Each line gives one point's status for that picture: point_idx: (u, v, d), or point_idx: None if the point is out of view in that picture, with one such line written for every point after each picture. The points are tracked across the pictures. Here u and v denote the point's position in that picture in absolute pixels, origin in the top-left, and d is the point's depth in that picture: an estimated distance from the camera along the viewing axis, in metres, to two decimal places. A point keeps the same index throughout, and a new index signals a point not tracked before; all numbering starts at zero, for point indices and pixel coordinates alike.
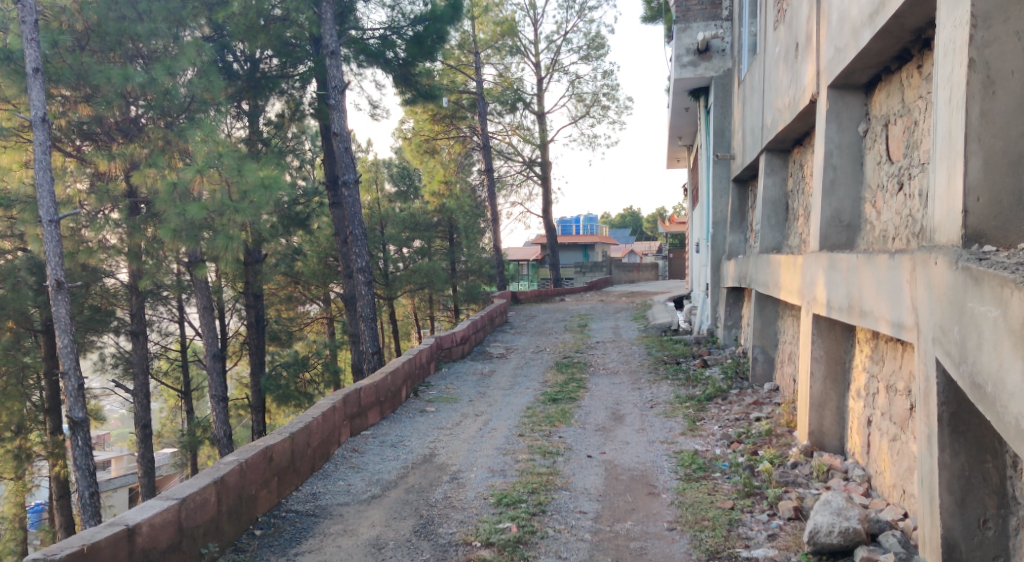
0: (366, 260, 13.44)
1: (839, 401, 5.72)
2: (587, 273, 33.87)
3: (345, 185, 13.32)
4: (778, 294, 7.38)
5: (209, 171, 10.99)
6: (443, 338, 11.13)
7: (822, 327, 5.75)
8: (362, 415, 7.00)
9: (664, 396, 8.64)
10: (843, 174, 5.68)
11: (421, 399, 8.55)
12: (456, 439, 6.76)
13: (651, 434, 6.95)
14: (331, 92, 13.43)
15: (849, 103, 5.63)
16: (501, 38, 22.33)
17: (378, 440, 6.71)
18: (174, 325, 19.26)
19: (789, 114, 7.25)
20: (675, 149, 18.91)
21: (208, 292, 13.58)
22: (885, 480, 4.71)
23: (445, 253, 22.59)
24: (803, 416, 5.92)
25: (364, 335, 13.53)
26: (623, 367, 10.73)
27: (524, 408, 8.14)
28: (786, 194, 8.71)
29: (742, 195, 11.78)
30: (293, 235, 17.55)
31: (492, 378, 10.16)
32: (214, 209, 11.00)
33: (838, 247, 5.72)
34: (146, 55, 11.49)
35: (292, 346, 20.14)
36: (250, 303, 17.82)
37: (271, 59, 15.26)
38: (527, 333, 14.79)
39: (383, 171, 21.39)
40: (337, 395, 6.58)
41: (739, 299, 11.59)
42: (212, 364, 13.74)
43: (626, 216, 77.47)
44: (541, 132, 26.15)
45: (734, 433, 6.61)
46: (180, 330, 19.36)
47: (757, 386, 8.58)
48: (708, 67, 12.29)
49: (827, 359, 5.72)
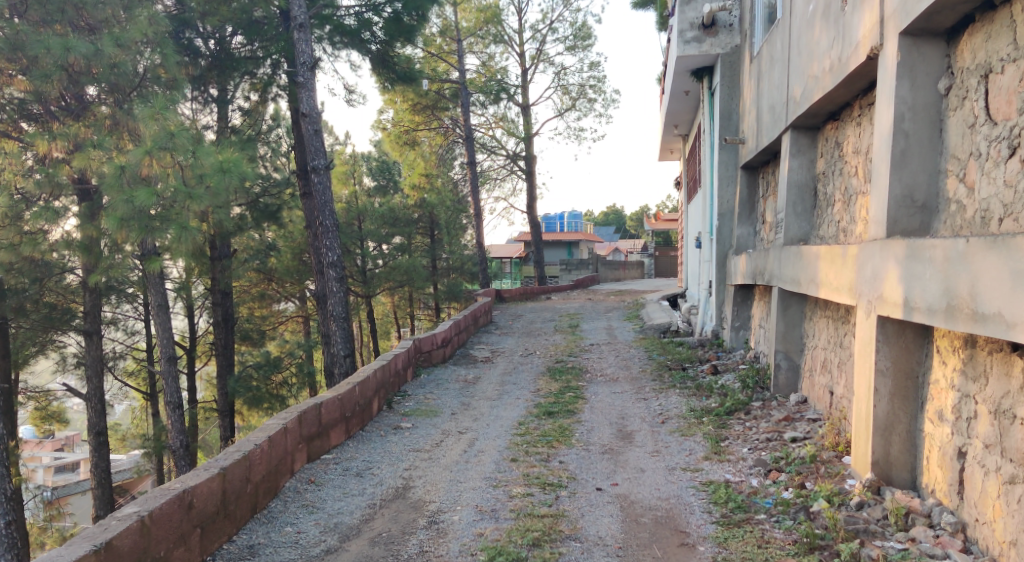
0: (337, 253, 12.21)
1: (908, 425, 4.61)
2: (573, 271, 31.60)
3: (315, 172, 12.08)
4: (816, 290, 6.27)
5: (160, 152, 9.66)
6: (422, 340, 9.94)
7: (888, 332, 4.65)
8: (322, 436, 5.82)
9: (676, 408, 7.52)
10: (918, 142, 4.57)
11: (396, 413, 7.37)
12: (435, 466, 5.59)
13: (669, 459, 5.82)
14: (300, 69, 12.16)
15: (926, 54, 4.52)
16: (485, 25, 21.10)
17: (340, 467, 5.53)
18: (140, 324, 17.93)
19: (830, 78, 6.16)
20: (669, 138, 17.80)
21: (164, 287, 12.31)
22: (995, 533, 3.73)
23: (426, 251, 21.21)
24: (861, 442, 4.82)
25: (336, 336, 12.31)
26: (623, 373, 9.58)
27: (516, 424, 6.99)
28: (814, 177, 7.62)
29: (752, 183, 10.68)
30: (264, 229, 16.31)
31: (478, 387, 8.99)
32: (167, 196, 9.79)
33: (911, 233, 4.63)
34: (93, 25, 10.12)
35: (264, 347, 18.86)
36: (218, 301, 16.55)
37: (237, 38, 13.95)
38: (515, 334, 13.63)
39: (362, 165, 19.78)
40: (290, 414, 5.39)
41: (748, 298, 10.49)
42: (167, 367, 12.45)
43: (609, 215, 76.41)
44: (526, 125, 25.02)
45: (770, 459, 5.52)
46: (142, 329, 17.99)
47: (782, 398, 7.48)
48: (714, 43, 11.11)
49: (896, 372, 4.62)
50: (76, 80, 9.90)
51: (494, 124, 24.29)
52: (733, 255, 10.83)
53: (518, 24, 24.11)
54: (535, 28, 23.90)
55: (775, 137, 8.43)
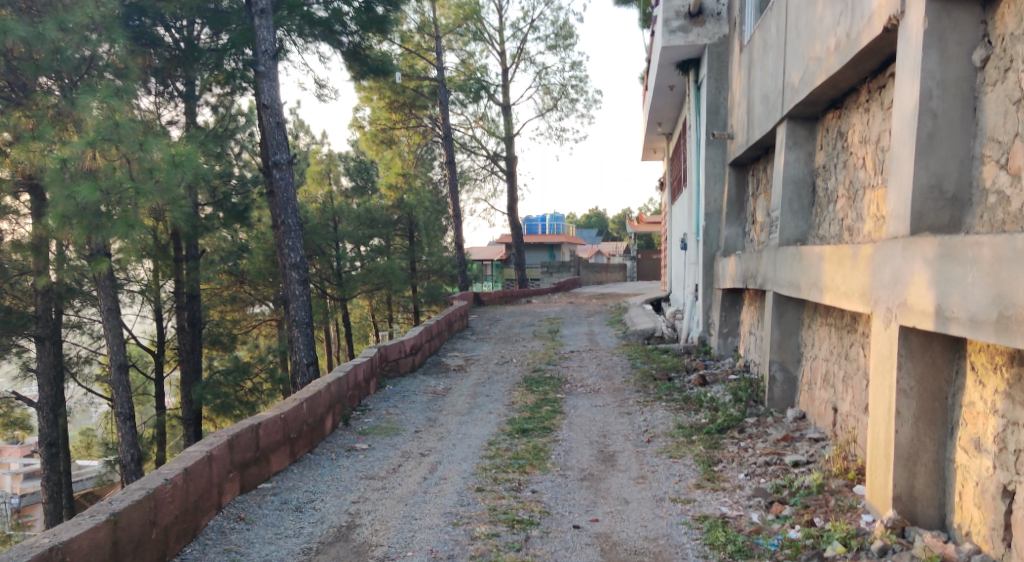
0: (299, 254, 11.47)
1: (935, 454, 3.97)
2: (555, 273, 30.90)
3: (277, 167, 11.34)
4: (819, 295, 5.60)
5: (103, 144, 8.82)
6: (388, 348, 9.20)
7: (912, 346, 4.00)
8: (259, 463, 5.06)
9: (662, 424, 6.84)
10: (948, 124, 3.94)
11: (352, 431, 6.64)
12: (387, 498, 4.87)
13: (656, 487, 5.12)
14: (260, 57, 11.38)
15: (958, 21, 3.89)
16: (464, 22, 20.33)
17: (278, 500, 4.78)
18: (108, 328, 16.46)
19: (836, 58, 5.51)
20: (653, 136, 17.15)
21: (115, 291, 11.42)
22: None
23: (405, 253, 20.11)
24: (878, 472, 4.18)
25: (299, 342, 11.52)
26: (605, 384, 8.88)
27: (485, 443, 6.26)
28: (812, 172, 6.97)
29: (740, 182, 10.04)
30: (233, 229, 15.47)
31: (448, 399, 8.24)
32: (111, 191, 8.88)
33: (940, 230, 3.99)
34: (36, 7, 9.32)
35: (234, 353, 17.87)
36: (183, 304, 15.70)
37: (202, 30, 13.17)
38: (491, 340, 12.89)
39: (338, 165, 18.87)
40: (218, 439, 4.66)
41: (737, 302, 9.84)
42: (118, 376, 11.59)
43: (592, 217, 75.94)
44: (506, 125, 24.34)
45: (771, 488, 4.85)
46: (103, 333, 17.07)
47: (777, 413, 6.82)
48: (700, 33, 10.43)
49: (921, 393, 3.97)
50: (12, 66, 9.20)
51: (474, 124, 23.61)
52: (721, 258, 10.20)
53: (499, 22, 23.44)
54: (516, 26, 23.18)
55: (768, 130, 7.78)
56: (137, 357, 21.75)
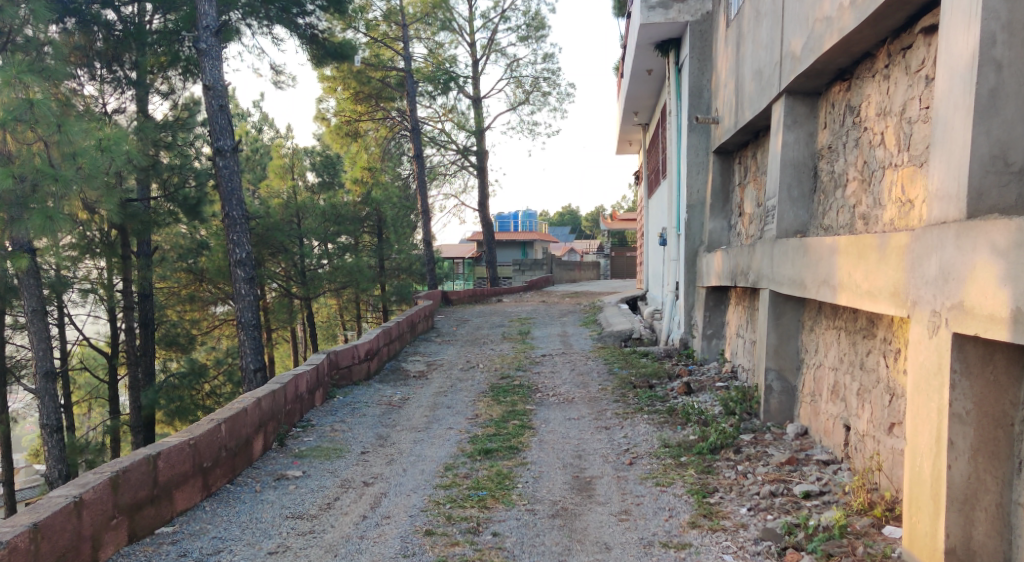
0: (245, 250, 10.44)
1: (998, 496, 3.20)
2: (526, 271, 29.90)
3: (220, 155, 10.33)
4: (832, 293, 4.76)
5: (15, 126, 7.54)
6: (337, 355, 8.23)
7: (969, 359, 3.21)
8: (159, 503, 4.13)
9: (645, 441, 5.98)
10: (1015, 78, 3.16)
11: (287, 454, 5.68)
12: (314, 548, 3.99)
13: (641, 527, 4.29)
14: (201, 34, 10.30)
15: None
16: (433, 11, 19.28)
17: (176, 552, 3.88)
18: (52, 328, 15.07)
19: (851, 16, 4.67)
20: (627, 126, 16.30)
21: (40, 290, 10.23)
22: None
23: (373, 250, 19.15)
24: (921, 516, 3.39)
25: (245, 348, 10.48)
26: (580, 393, 8.00)
27: (442, 468, 5.36)
28: (814, 154, 6.13)
29: (725, 170, 9.22)
30: (188, 225, 14.40)
31: (403, 413, 7.31)
32: (24, 178, 7.67)
33: (1004, 212, 3.21)
34: None
35: (192, 355, 16.67)
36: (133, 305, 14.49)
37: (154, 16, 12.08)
38: (456, 343, 11.97)
39: (303, 159, 17.42)
40: (96, 479, 3.75)
41: (723, 301, 9.01)
42: (45, 384, 10.45)
43: (565, 215, 75.26)
44: (477, 118, 23.43)
45: (782, 529, 4.02)
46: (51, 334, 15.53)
47: (774, 428, 5.99)
48: (682, 10, 9.59)
49: (981, 418, 3.20)
50: None
51: (443, 117, 22.64)
52: (705, 253, 9.36)
53: (469, 12, 22.50)
54: (487, 16, 22.26)
55: (761, 110, 6.94)
56: (88, 361, 20.49)
